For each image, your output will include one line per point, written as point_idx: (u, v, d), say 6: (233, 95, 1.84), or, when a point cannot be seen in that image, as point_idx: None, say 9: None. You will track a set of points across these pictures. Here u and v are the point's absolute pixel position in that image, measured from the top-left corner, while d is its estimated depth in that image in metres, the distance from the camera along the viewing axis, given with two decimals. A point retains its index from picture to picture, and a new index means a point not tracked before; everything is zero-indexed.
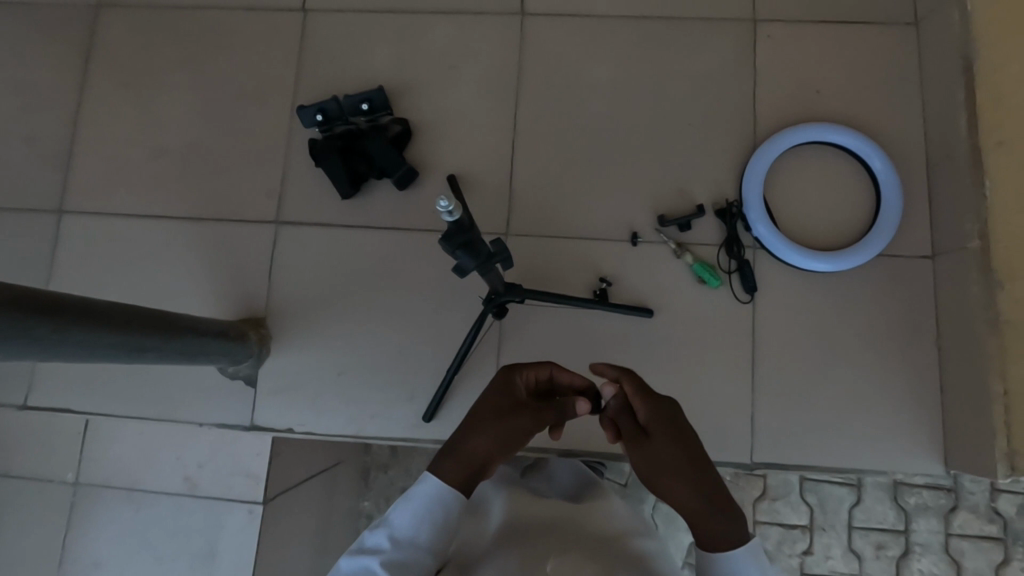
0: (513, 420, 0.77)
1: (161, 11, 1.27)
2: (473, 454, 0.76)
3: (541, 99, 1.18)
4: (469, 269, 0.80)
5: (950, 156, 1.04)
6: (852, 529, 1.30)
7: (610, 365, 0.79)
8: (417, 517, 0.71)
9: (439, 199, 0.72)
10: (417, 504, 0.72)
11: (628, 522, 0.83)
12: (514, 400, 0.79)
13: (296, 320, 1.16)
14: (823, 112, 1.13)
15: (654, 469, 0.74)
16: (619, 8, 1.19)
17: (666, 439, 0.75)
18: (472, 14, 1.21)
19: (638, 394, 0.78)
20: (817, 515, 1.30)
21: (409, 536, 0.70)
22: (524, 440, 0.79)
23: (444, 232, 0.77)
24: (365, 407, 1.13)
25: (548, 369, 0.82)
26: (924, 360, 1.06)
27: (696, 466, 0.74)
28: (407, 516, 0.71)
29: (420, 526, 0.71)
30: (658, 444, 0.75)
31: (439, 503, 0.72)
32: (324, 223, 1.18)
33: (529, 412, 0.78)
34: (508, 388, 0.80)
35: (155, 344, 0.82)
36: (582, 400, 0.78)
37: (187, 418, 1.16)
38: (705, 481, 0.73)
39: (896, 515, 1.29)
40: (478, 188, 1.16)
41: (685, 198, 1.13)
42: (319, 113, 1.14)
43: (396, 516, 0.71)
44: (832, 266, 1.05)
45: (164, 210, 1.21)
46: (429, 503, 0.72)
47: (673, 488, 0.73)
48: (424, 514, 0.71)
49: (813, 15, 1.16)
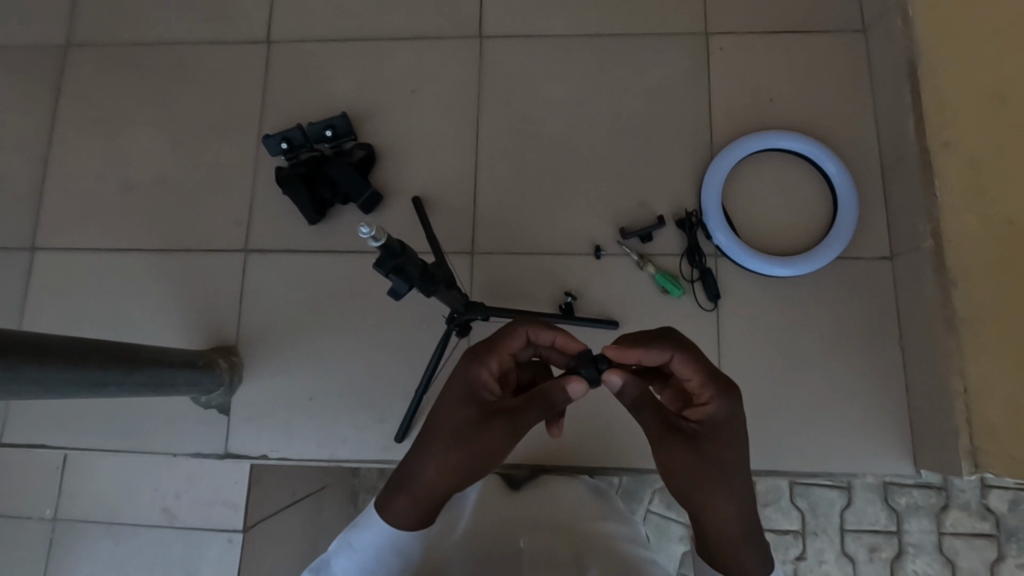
0: (475, 440, 0.75)
1: (127, 49, 1.30)
2: (429, 488, 0.74)
3: (502, 119, 1.20)
4: (402, 293, 0.82)
5: (902, 158, 1.06)
6: (844, 532, 1.29)
7: (663, 343, 0.75)
8: (362, 569, 0.72)
9: (361, 227, 0.75)
10: (362, 554, 0.73)
11: (588, 504, 0.92)
12: (482, 409, 0.77)
13: (268, 346, 1.17)
14: (777, 120, 1.15)
15: (697, 476, 0.70)
16: (574, 27, 1.22)
17: (718, 446, 0.71)
18: (430, 39, 1.24)
19: (700, 387, 0.74)
20: (808, 520, 1.30)
21: None
22: (495, 454, 0.76)
23: (376, 257, 0.81)
24: (338, 429, 1.13)
25: (521, 335, 0.79)
26: (890, 360, 1.06)
27: (740, 482, 0.71)
28: (351, 569, 0.72)
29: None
30: (708, 451, 0.71)
31: (388, 551, 0.73)
32: (293, 249, 1.19)
33: (497, 423, 0.75)
34: (473, 393, 0.77)
35: (114, 377, 0.83)
36: (575, 382, 0.74)
37: (161, 450, 1.17)
38: (745, 504, 0.71)
39: (887, 516, 1.28)
40: (442, 208, 1.18)
41: (646, 210, 1.14)
42: (283, 142, 1.16)
43: (340, 568, 0.73)
44: (794, 271, 1.06)
45: (134, 243, 1.22)
46: (374, 553, 0.73)
47: (715, 501, 0.70)
48: (368, 566, 0.72)
49: (763, 26, 1.19)
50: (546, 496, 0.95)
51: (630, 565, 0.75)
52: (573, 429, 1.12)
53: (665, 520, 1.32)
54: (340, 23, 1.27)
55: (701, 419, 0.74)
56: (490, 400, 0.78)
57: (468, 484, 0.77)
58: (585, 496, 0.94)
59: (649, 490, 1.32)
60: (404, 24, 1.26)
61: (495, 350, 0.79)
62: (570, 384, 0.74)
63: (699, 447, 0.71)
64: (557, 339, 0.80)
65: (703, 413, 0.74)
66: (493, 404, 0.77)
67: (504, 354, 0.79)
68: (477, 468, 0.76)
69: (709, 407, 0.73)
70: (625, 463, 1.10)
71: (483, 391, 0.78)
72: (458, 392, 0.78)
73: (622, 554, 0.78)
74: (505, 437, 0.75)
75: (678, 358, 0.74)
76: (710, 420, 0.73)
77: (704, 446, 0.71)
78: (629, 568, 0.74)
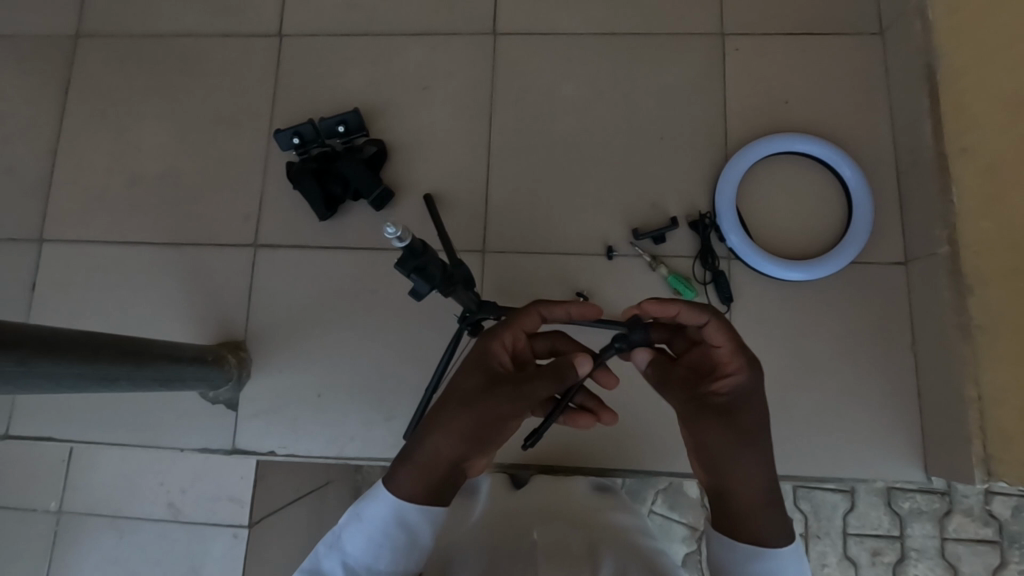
0: (481, 406, 0.74)
1: (137, 40, 1.29)
2: (434, 457, 0.74)
3: (515, 117, 1.19)
4: (424, 292, 0.82)
5: (918, 162, 1.06)
6: (847, 536, 1.29)
7: (699, 307, 0.75)
8: (370, 542, 0.70)
9: (387, 226, 0.75)
10: (371, 526, 0.71)
11: (598, 499, 0.93)
12: (489, 377, 0.77)
13: (275, 342, 1.16)
14: (793, 122, 1.15)
15: (728, 446, 0.71)
16: (589, 25, 1.21)
17: (746, 415, 0.73)
18: (443, 36, 1.23)
19: (729, 353, 0.75)
20: (811, 523, 1.29)
21: (362, 561, 0.70)
22: (499, 425, 0.75)
23: (398, 256, 0.80)
24: (346, 427, 1.13)
25: (535, 313, 0.83)
26: (902, 365, 1.06)
27: (764, 453, 0.72)
28: (361, 542, 0.71)
29: (372, 550, 0.70)
30: (738, 422, 0.72)
31: (395, 525, 0.71)
32: (301, 245, 1.19)
33: (503, 393, 0.75)
34: (481, 363, 0.78)
35: (125, 372, 0.83)
36: (582, 357, 0.78)
37: (167, 444, 1.16)
38: (770, 475, 0.71)
39: (890, 520, 1.28)
40: (454, 207, 1.17)
41: (658, 212, 1.13)
42: (294, 137, 1.15)
43: (350, 541, 0.71)
44: (807, 274, 1.05)
45: (143, 236, 1.22)
46: (383, 526, 0.71)
47: (746, 471, 0.71)
48: (377, 540, 0.71)
49: (779, 28, 1.18)
50: (554, 491, 0.96)
51: (645, 555, 0.76)
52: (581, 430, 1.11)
53: (668, 521, 1.31)
54: (352, 18, 1.26)
55: (728, 390, 0.74)
56: (501, 370, 0.78)
57: (474, 458, 0.76)
58: (589, 494, 0.95)
59: (652, 490, 1.32)
60: (416, 20, 1.25)
61: (508, 326, 0.82)
62: (576, 359, 0.78)
63: (731, 418, 0.72)
64: (571, 312, 0.85)
65: (730, 384, 0.74)
66: (501, 373, 0.78)
67: (518, 330, 0.82)
68: (482, 433, 0.74)
69: (737, 376, 0.74)
70: (631, 464, 1.10)
71: (492, 361, 0.79)
72: (470, 363, 0.80)
73: (636, 545, 0.79)
74: (511, 404, 0.74)
75: (714, 321, 0.75)
76: (737, 391, 0.74)
77: (733, 416, 0.72)
78: (641, 560, 0.75)
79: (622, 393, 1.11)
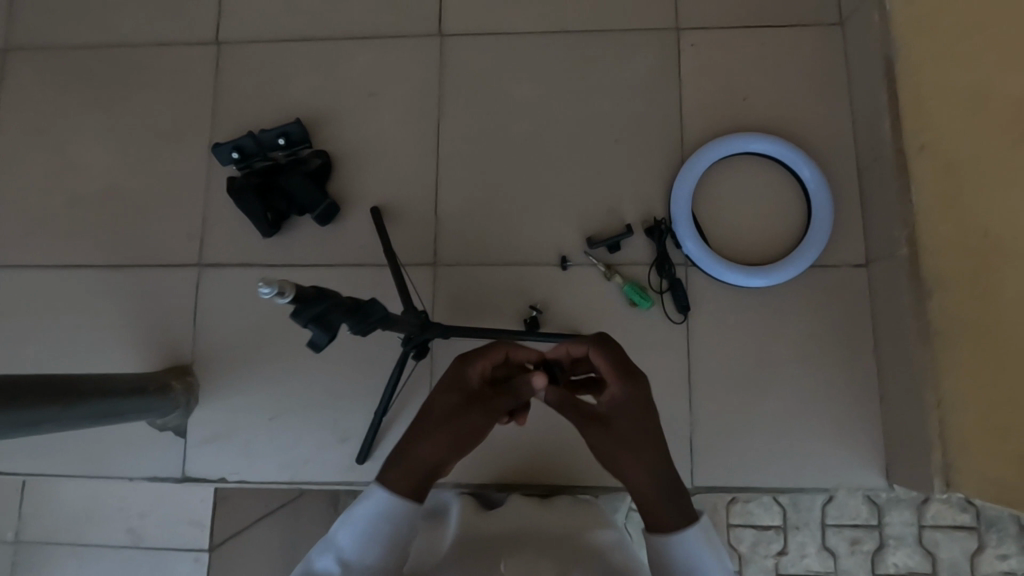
0: (463, 420, 0.75)
1: (70, 52, 1.23)
2: (417, 465, 0.73)
3: (464, 122, 1.14)
4: (323, 346, 0.68)
5: (878, 159, 1.01)
6: (826, 526, 1.18)
7: (580, 340, 0.77)
8: (362, 537, 0.69)
9: (259, 284, 0.62)
10: (363, 522, 0.69)
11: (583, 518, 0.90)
12: (465, 395, 0.76)
13: (223, 365, 1.12)
14: (750, 120, 1.10)
15: (612, 450, 0.73)
16: (538, 23, 1.16)
17: (626, 421, 0.73)
18: (389, 39, 1.18)
19: (611, 369, 0.75)
20: (790, 514, 1.19)
21: (356, 556, 0.68)
22: (476, 438, 0.76)
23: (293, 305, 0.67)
24: (299, 450, 1.10)
25: (503, 350, 0.78)
26: (863, 369, 1.03)
27: (648, 450, 0.72)
28: (353, 539, 0.69)
29: (366, 545, 0.69)
30: (620, 429, 0.73)
31: (387, 521, 0.70)
32: (247, 264, 1.14)
33: (479, 409, 0.76)
34: (458, 381, 0.77)
35: (51, 415, 0.79)
36: (541, 375, 0.74)
37: (115, 474, 1.12)
38: (662, 466, 0.72)
39: (869, 509, 1.17)
40: (402, 219, 1.13)
41: (613, 219, 1.09)
42: (235, 150, 1.11)
43: (342, 537, 0.69)
44: (768, 281, 1.02)
45: (83, 258, 1.17)
46: (373, 522, 0.69)
47: (631, 470, 0.72)
48: (369, 536, 0.69)
49: (735, 21, 1.13)
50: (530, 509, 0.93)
51: None
52: (542, 442, 1.09)
53: None
54: (294, 22, 1.20)
55: (608, 401, 0.75)
56: (474, 389, 0.77)
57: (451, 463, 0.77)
58: (567, 510, 0.92)
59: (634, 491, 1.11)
60: (360, 23, 1.19)
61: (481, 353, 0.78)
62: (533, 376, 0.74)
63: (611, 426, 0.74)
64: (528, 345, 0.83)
65: (609, 396, 0.75)
66: (476, 392, 0.77)
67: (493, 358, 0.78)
68: (464, 442, 0.75)
69: (613, 389, 0.75)
70: (594, 479, 1.08)
71: (466, 381, 0.77)
72: (443, 380, 0.78)
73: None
74: (487, 419, 0.76)
75: (592, 349, 0.76)
76: (616, 402, 0.75)
77: (614, 424, 0.74)
78: None
79: None
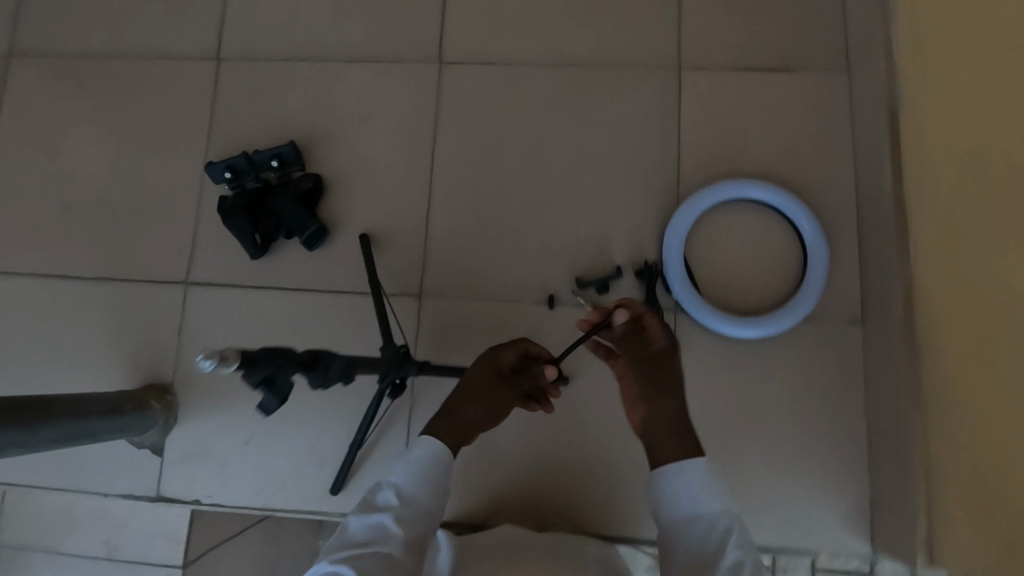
0: (498, 390, 0.90)
1: (72, 61, 1.23)
2: (462, 421, 0.88)
3: (458, 151, 1.13)
4: (273, 409, 0.82)
5: (878, 214, 0.99)
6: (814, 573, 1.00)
7: (636, 301, 0.91)
8: (417, 470, 0.79)
9: (202, 359, 0.69)
10: (417, 461, 0.80)
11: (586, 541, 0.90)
12: (500, 373, 0.91)
13: (203, 384, 1.11)
14: (749, 165, 1.08)
15: (652, 389, 0.88)
16: (538, 55, 1.14)
17: (668, 369, 0.90)
18: (388, 63, 1.17)
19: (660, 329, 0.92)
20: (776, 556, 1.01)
21: (412, 488, 0.77)
22: (507, 408, 0.91)
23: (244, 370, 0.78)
24: (274, 476, 1.09)
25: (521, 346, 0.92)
26: (853, 428, 1.00)
27: (674, 396, 0.88)
28: (408, 475, 0.78)
29: (419, 478, 0.78)
30: (663, 372, 0.89)
31: (437, 458, 0.81)
32: (233, 283, 1.14)
33: (510, 385, 0.91)
34: (493, 362, 0.91)
35: (18, 438, 0.78)
36: (550, 365, 0.88)
37: (91, 489, 1.12)
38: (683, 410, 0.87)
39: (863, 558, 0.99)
40: (391, 247, 1.11)
41: (604, 258, 1.07)
42: (227, 170, 1.10)
43: (397, 473, 0.78)
44: (759, 332, 1.00)
45: (72, 269, 1.17)
46: (425, 459, 0.80)
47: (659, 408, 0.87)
48: (420, 470, 0.79)
49: (739, 62, 1.11)
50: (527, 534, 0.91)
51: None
52: (523, 485, 1.05)
53: (631, 550, 1.03)
54: (294, 41, 1.20)
55: (654, 351, 0.91)
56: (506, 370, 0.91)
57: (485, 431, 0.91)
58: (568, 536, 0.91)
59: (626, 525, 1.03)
60: (361, 45, 1.18)
61: (513, 342, 0.92)
62: (544, 368, 0.89)
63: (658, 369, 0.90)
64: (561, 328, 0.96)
65: (659, 346, 0.91)
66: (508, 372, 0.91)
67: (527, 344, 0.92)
68: (500, 407, 0.90)
69: (662, 343, 0.91)
70: (578, 526, 1.03)
71: (500, 363, 0.91)
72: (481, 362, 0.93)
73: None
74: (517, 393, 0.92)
75: (650, 313, 0.91)
76: (660, 351, 0.91)
77: (663, 367, 0.90)
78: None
79: (568, 448, 1.05)
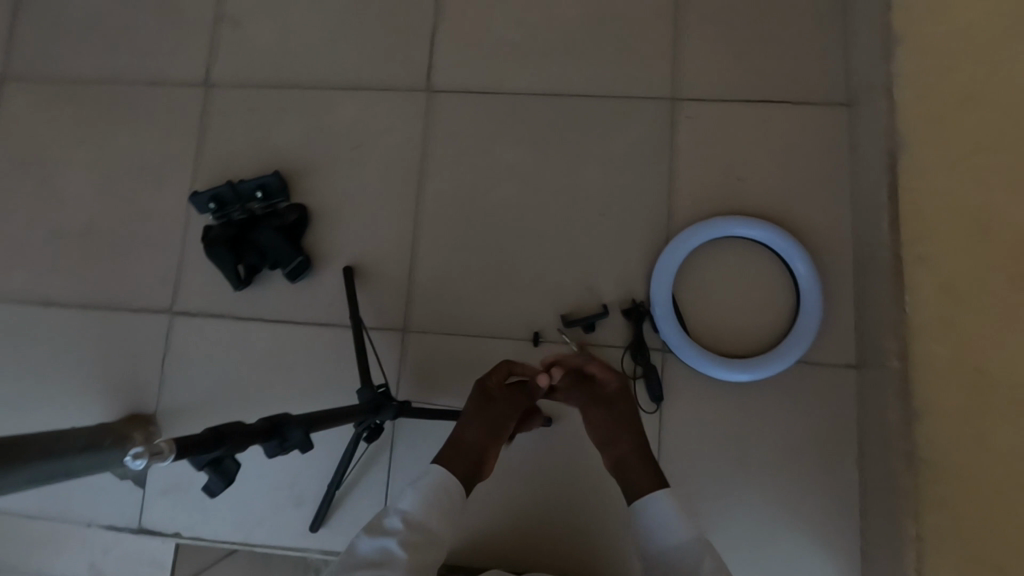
0: (493, 408, 0.87)
1: (63, 84, 1.23)
2: (465, 447, 0.84)
3: (446, 183, 1.11)
4: (219, 493, 0.63)
5: (875, 258, 0.95)
6: None
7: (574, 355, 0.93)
8: (426, 493, 0.76)
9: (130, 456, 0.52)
10: (426, 482, 0.77)
11: None
12: (489, 394, 0.89)
13: (186, 415, 1.10)
14: (743, 202, 1.05)
15: (608, 430, 0.87)
16: (530, 84, 1.12)
17: (620, 407, 0.88)
18: (378, 91, 1.15)
19: (604, 370, 0.90)
20: None
21: (420, 513, 0.74)
22: (509, 423, 0.88)
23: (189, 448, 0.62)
24: (253, 511, 1.08)
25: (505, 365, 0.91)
26: (846, 478, 0.97)
27: (633, 430, 0.86)
28: (416, 500, 0.75)
29: (428, 503, 0.75)
30: (617, 411, 0.87)
31: (445, 483, 0.78)
32: (218, 312, 1.13)
33: (504, 399, 0.88)
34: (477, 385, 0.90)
35: None
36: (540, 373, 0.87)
37: (75, 517, 1.13)
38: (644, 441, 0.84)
39: None
40: (376, 280, 1.10)
41: (591, 296, 1.05)
42: (212, 201, 1.09)
43: (405, 499, 0.75)
44: (752, 375, 0.97)
45: (60, 294, 1.17)
46: (433, 485, 0.77)
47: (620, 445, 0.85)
48: (428, 496, 0.76)
49: (736, 95, 1.07)
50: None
51: None
52: (506, 528, 1.03)
53: None
54: (285, 67, 1.18)
55: (608, 391, 0.89)
56: (494, 388, 0.89)
57: (496, 451, 0.87)
58: None
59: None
60: (351, 73, 1.16)
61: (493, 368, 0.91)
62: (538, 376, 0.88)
63: (611, 408, 0.88)
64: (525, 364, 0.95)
65: (608, 386, 0.90)
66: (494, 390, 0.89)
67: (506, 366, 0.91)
68: (499, 424, 0.87)
69: (609, 384, 0.90)
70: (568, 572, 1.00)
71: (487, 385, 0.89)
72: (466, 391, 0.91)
73: None
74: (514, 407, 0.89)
75: (590, 362, 0.91)
76: (612, 390, 0.89)
77: (615, 407, 0.88)
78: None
79: (555, 490, 1.03)
